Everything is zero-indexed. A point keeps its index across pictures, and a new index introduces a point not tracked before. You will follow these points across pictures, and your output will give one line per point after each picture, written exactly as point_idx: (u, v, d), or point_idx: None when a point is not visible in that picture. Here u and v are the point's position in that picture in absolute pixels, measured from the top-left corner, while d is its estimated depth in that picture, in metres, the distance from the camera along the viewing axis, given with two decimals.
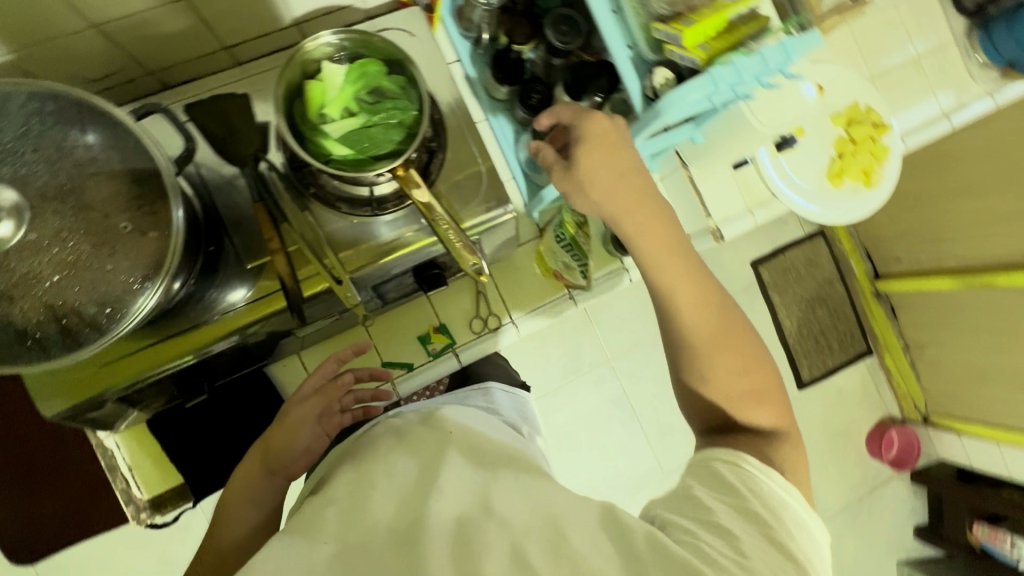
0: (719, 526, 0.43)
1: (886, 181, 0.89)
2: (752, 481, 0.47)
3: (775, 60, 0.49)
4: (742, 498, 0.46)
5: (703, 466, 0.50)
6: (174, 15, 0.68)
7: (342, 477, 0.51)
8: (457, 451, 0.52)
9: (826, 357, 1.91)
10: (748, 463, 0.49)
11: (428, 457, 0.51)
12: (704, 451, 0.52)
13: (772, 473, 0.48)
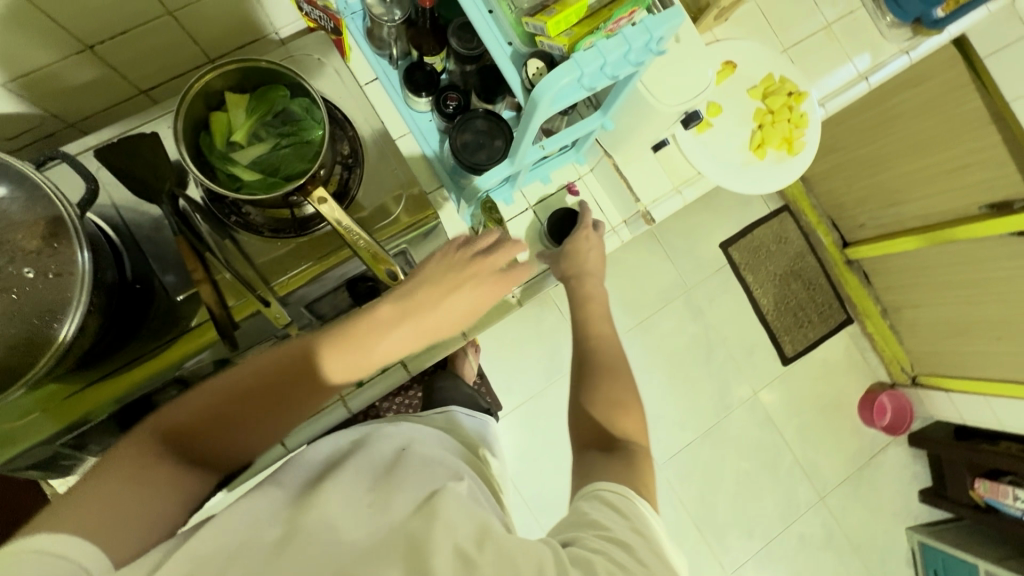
0: (618, 540, 0.47)
1: (808, 147, 0.91)
2: (635, 512, 0.51)
3: (638, 40, 0.51)
4: (629, 522, 0.49)
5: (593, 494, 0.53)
6: (82, 65, 0.70)
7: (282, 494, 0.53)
8: (409, 478, 0.56)
9: (808, 330, 1.93)
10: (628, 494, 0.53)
11: (378, 482, 0.54)
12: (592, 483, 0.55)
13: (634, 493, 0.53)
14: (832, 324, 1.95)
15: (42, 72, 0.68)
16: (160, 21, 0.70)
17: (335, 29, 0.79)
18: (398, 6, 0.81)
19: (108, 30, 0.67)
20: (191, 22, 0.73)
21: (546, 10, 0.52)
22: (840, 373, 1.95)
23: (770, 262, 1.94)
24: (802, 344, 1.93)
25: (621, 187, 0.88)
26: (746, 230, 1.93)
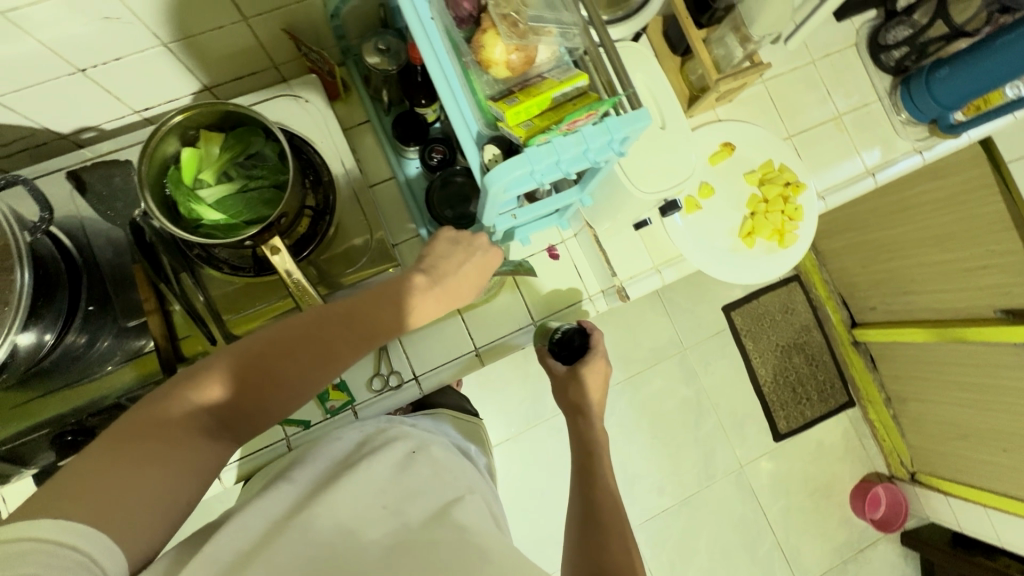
0: None
1: (800, 241, 0.87)
2: None
3: (596, 140, 0.49)
4: None
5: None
6: (75, 86, 0.72)
7: (278, 492, 0.53)
8: (425, 480, 0.58)
9: (805, 408, 1.86)
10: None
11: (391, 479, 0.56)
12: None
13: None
14: (832, 405, 1.87)
15: (33, 89, 0.70)
16: (152, 51, 0.71)
17: (330, 73, 0.83)
18: (393, 56, 0.78)
19: (100, 57, 0.69)
20: (185, 53, 0.75)
21: (509, 98, 0.51)
22: (834, 458, 1.85)
23: (773, 332, 1.87)
24: (797, 422, 1.84)
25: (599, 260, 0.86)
26: (751, 296, 1.87)
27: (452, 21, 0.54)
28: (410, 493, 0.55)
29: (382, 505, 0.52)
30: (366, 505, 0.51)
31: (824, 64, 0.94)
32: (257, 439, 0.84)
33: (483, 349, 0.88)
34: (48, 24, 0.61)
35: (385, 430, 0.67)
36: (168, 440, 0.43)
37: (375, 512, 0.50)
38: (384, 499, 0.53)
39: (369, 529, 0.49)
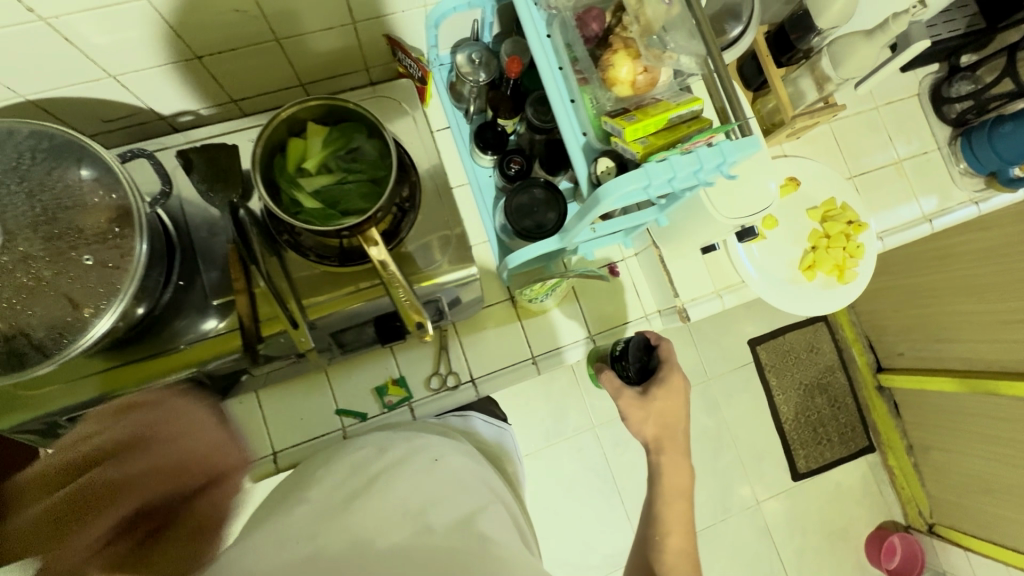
0: None
1: (859, 278, 0.89)
2: None
3: (711, 161, 0.51)
4: None
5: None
6: (187, 70, 0.75)
7: (317, 495, 0.58)
8: (447, 487, 0.62)
9: (824, 449, 1.84)
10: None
11: (417, 485, 0.60)
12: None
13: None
14: (854, 447, 1.85)
15: (151, 70, 0.73)
16: (266, 45, 0.75)
17: (421, 79, 0.83)
18: (484, 68, 0.84)
19: (218, 45, 0.72)
20: (294, 50, 0.79)
21: (627, 115, 0.54)
22: (851, 502, 1.83)
23: (797, 369, 1.87)
24: (817, 463, 1.82)
25: (662, 281, 0.87)
26: (777, 331, 1.86)
27: (574, 39, 0.58)
28: (433, 499, 0.59)
29: (402, 511, 0.56)
30: (387, 513, 0.55)
31: (887, 110, 0.98)
32: (313, 428, 0.84)
33: (541, 359, 0.89)
34: (184, 10, 0.64)
35: (408, 437, 0.70)
36: (164, 492, 0.49)
37: (399, 518, 0.55)
38: (406, 505, 0.57)
39: (387, 537, 0.53)
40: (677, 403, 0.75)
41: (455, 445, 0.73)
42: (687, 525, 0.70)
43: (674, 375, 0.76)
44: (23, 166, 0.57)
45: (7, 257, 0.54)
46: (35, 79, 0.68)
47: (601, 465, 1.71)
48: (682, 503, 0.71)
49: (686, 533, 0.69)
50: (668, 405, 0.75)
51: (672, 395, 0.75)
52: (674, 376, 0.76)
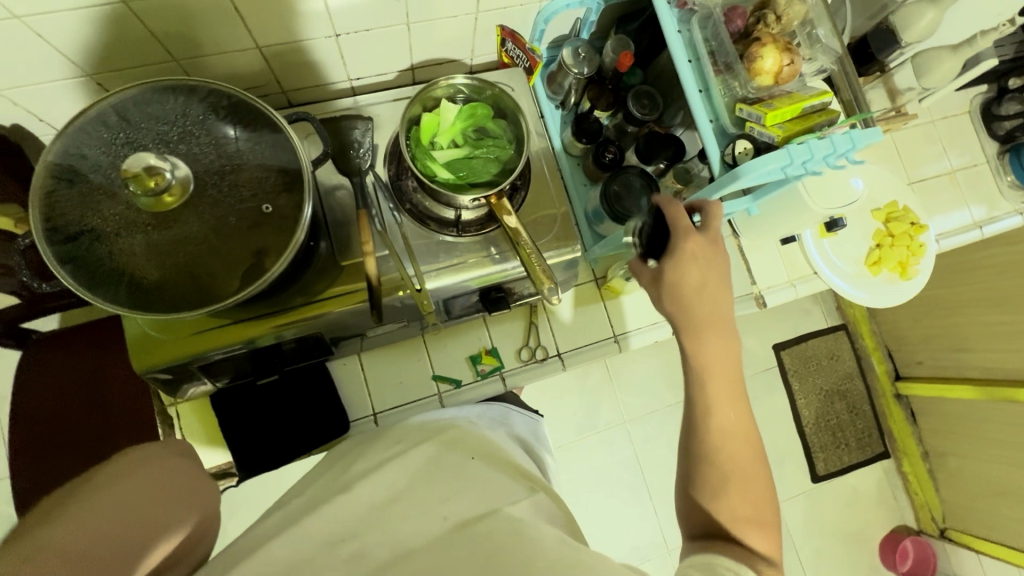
0: None
1: (921, 274, 0.96)
2: None
3: (842, 145, 0.57)
4: None
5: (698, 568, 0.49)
6: (322, 47, 0.80)
7: (364, 485, 0.58)
8: (486, 477, 0.60)
9: (844, 454, 1.73)
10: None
11: (456, 475, 0.59)
12: (696, 553, 0.51)
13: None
14: (869, 453, 1.75)
15: (291, 45, 0.77)
16: (396, 28, 0.80)
17: (528, 69, 0.90)
18: (586, 63, 0.89)
19: (356, 25, 0.77)
20: (418, 35, 0.84)
21: (764, 102, 0.61)
22: (865, 507, 1.74)
23: (817, 376, 1.73)
24: (835, 466, 1.71)
25: (740, 269, 0.95)
26: (801, 337, 1.73)
27: (713, 34, 0.65)
28: (468, 488, 0.57)
29: (431, 504, 0.54)
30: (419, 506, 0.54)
31: (942, 124, 1.06)
32: (413, 392, 0.91)
33: (623, 337, 0.96)
34: None
35: (445, 430, 0.70)
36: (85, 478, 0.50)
37: (426, 513, 0.53)
38: (435, 497, 0.55)
39: (417, 528, 0.52)
40: (718, 262, 0.64)
41: (484, 439, 0.71)
42: (737, 391, 0.60)
43: (694, 241, 0.64)
44: (206, 120, 0.62)
45: (198, 202, 0.60)
46: (189, 47, 0.71)
47: (632, 465, 1.50)
48: (728, 372, 0.60)
49: (739, 407, 0.59)
50: (709, 273, 0.64)
51: (700, 263, 0.64)
52: (693, 240, 0.64)
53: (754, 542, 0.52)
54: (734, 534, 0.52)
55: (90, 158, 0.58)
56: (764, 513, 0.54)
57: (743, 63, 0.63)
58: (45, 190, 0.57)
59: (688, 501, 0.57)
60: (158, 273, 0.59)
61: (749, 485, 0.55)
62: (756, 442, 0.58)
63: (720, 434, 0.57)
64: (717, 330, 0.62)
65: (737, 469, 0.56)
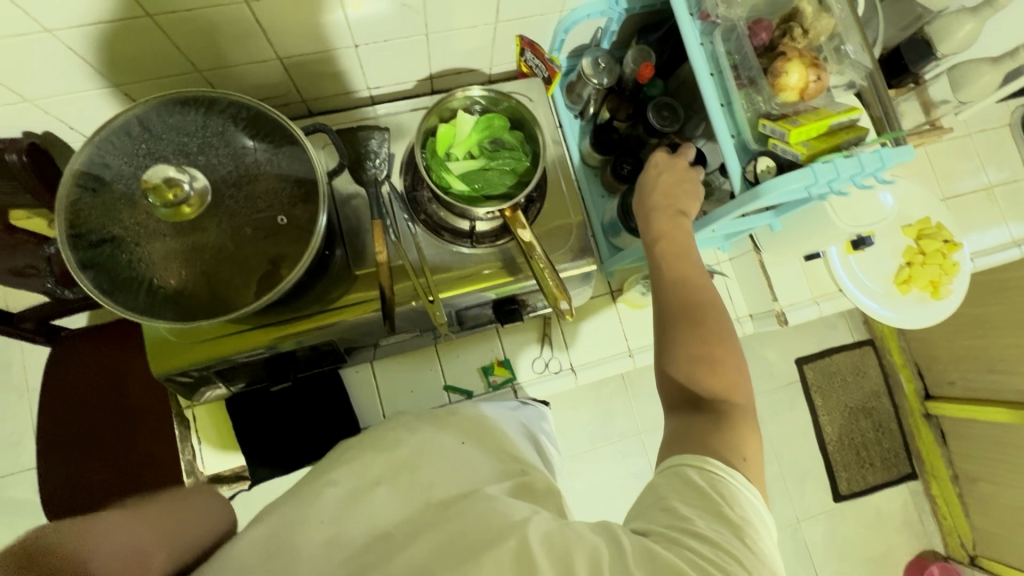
0: (699, 534, 0.44)
1: (954, 294, 0.92)
2: (720, 485, 0.48)
3: (871, 165, 0.55)
4: (715, 503, 0.47)
5: (673, 474, 0.50)
6: (341, 58, 0.80)
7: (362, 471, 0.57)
8: (469, 459, 0.59)
9: (867, 472, 1.67)
10: (714, 467, 0.50)
11: (439, 459, 0.57)
12: (670, 457, 0.53)
13: (740, 477, 0.49)
14: (895, 474, 1.70)
15: (312, 56, 0.78)
16: (416, 39, 0.80)
17: (547, 80, 0.89)
18: (607, 73, 0.87)
19: (376, 36, 0.77)
20: (437, 45, 0.84)
21: (788, 119, 0.59)
22: (890, 529, 1.68)
23: (843, 393, 1.68)
24: (859, 486, 1.65)
25: (761, 285, 0.91)
26: (825, 351, 1.68)
27: (736, 48, 0.63)
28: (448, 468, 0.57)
29: (408, 488, 0.54)
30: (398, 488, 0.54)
31: (980, 137, 1.01)
32: (424, 401, 0.91)
33: (637, 350, 0.93)
34: (359, 2, 0.70)
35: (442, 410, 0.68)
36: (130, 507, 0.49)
37: (404, 495, 0.53)
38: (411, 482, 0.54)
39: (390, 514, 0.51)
40: (681, 175, 0.72)
41: (480, 414, 0.68)
42: (692, 259, 0.66)
43: (659, 160, 0.74)
44: (223, 130, 0.62)
45: (214, 212, 0.60)
46: (212, 57, 0.72)
47: (645, 477, 1.47)
48: (684, 254, 0.66)
49: (687, 263, 0.65)
50: (676, 180, 0.72)
51: (673, 177, 0.72)
52: (658, 159, 0.74)
53: (711, 386, 0.57)
54: (695, 377, 0.58)
55: (113, 168, 0.59)
56: (722, 359, 0.59)
57: (767, 78, 0.61)
58: (70, 197, 0.58)
59: (662, 369, 0.61)
60: (173, 280, 0.60)
61: (711, 332, 0.60)
62: (715, 301, 0.62)
63: (676, 293, 0.63)
64: (674, 218, 0.69)
65: (702, 322, 0.60)
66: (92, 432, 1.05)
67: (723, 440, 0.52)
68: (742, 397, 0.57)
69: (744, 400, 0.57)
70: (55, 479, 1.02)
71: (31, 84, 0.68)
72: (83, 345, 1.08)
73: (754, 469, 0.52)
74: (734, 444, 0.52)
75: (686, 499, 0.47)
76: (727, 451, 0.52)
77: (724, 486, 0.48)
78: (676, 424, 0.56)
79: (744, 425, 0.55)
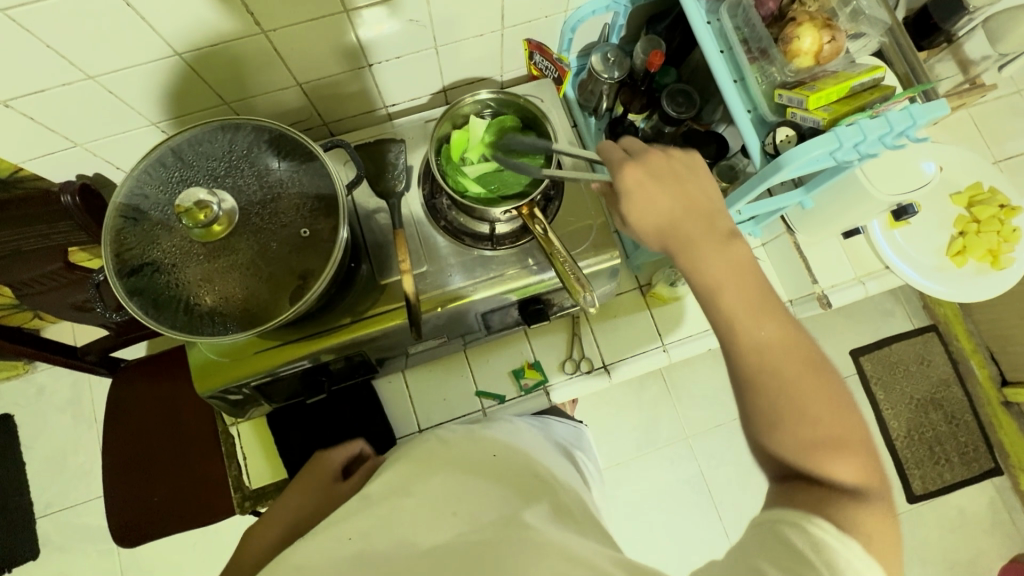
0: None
1: (1017, 263, 0.85)
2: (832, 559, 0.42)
3: (900, 124, 0.52)
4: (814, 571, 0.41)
5: (772, 535, 0.44)
6: (357, 78, 0.83)
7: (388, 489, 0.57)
8: (494, 487, 0.57)
9: (942, 470, 1.47)
10: (823, 529, 0.43)
11: (472, 483, 0.57)
12: (765, 514, 0.47)
13: (856, 547, 0.42)
14: (976, 471, 1.48)
15: (329, 79, 0.82)
16: (426, 53, 0.83)
17: (558, 80, 0.89)
18: (617, 66, 0.86)
19: (389, 54, 0.80)
20: (447, 57, 0.86)
21: (805, 86, 0.56)
22: (977, 533, 1.44)
23: (906, 383, 1.51)
24: (936, 485, 1.46)
25: (799, 269, 0.87)
26: (883, 341, 1.51)
27: (744, 21, 0.62)
28: (474, 502, 0.55)
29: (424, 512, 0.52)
30: (424, 511, 0.53)
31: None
32: (456, 409, 0.90)
33: (671, 343, 0.91)
34: (368, 24, 0.73)
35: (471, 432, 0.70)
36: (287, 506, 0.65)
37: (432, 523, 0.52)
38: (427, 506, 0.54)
39: (432, 536, 0.51)
40: (681, 178, 0.58)
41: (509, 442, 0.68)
42: (772, 305, 0.52)
43: (636, 176, 0.57)
44: (247, 153, 0.66)
45: (242, 231, 0.63)
46: (237, 89, 0.77)
47: (699, 485, 1.40)
48: (736, 275, 0.53)
49: (762, 314, 0.51)
50: (681, 198, 0.56)
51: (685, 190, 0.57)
52: (634, 174, 0.57)
53: (840, 472, 0.46)
54: (808, 461, 0.47)
55: (150, 198, 0.63)
56: (843, 434, 0.47)
57: (778, 48, 0.60)
58: (114, 228, 0.62)
59: (751, 437, 0.50)
60: (208, 298, 0.63)
61: (814, 413, 0.47)
62: (815, 357, 0.49)
63: (772, 352, 0.49)
64: (720, 242, 0.54)
65: (801, 395, 0.47)
66: (153, 456, 1.11)
67: (844, 517, 0.44)
68: (880, 480, 0.47)
69: (879, 483, 0.47)
70: (124, 502, 1.08)
71: (80, 130, 0.74)
72: (138, 376, 1.14)
73: (890, 561, 0.44)
74: (874, 534, 0.44)
75: (775, 559, 0.42)
76: (848, 522, 0.43)
77: (835, 561, 0.42)
78: (780, 493, 0.48)
79: (885, 512, 0.45)
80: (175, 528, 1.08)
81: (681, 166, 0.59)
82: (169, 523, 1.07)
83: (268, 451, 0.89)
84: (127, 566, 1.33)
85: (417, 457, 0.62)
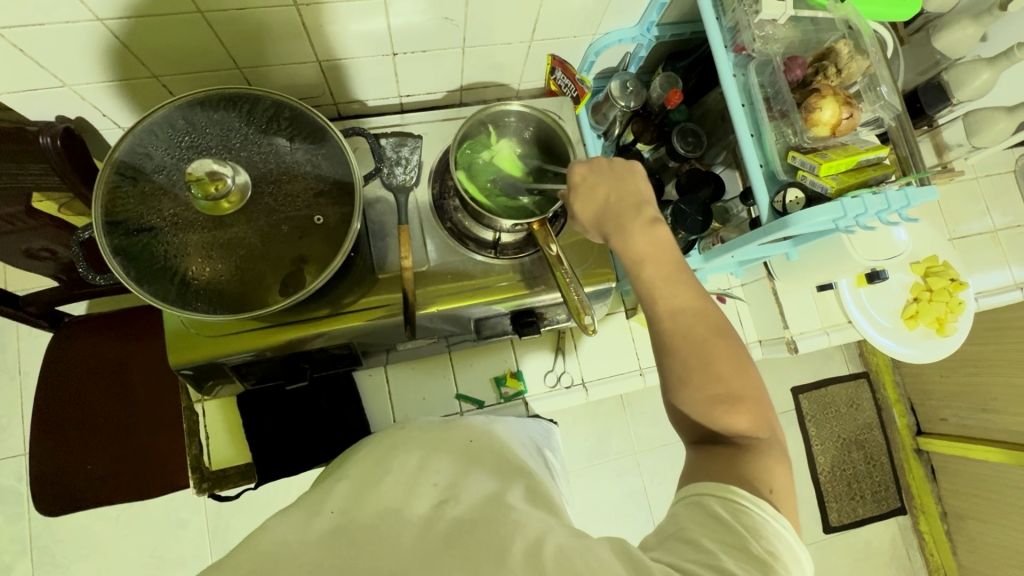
0: None
1: (958, 331, 0.96)
2: (744, 516, 0.45)
3: (897, 203, 0.57)
4: (738, 535, 0.43)
5: (697, 506, 0.47)
6: (378, 64, 0.81)
7: (358, 465, 0.54)
8: (472, 469, 0.52)
9: (857, 505, 1.55)
10: (741, 497, 0.46)
11: (452, 464, 0.52)
12: (689, 487, 0.49)
13: (769, 508, 0.46)
14: (885, 509, 1.57)
15: (350, 60, 0.79)
16: (452, 52, 0.82)
17: (576, 99, 0.88)
18: (634, 96, 0.89)
19: (414, 46, 0.79)
20: (471, 57, 0.85)
21: (818, 153, 0.61)
22: (878, 566, 1.55)
23: (837, 424, 1.56)
24: (849, 518, 1.54)
25: (773, 312, 0.94)
26: (822, 381, 1.55)
27: (769, 81, 0.66)
28: (453, 477, 0.50)
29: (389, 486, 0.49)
30: (401, 482, 0.49)
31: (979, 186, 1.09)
32: (434, 407, 0.93)
33: (648, 370, 0.96)
34: (401, 13, 0.72)
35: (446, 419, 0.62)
36: None
37: (410, 489, 0.48)
38: (392, 481, 0.49)
39: (415, 507, 0.46)
40: (620, 174, 0.62)
41: (490, 431, 0.61)
42: (682, 274, 0.56)
43: (582, 174, 0.62)
44: (264, 128, 0.63)
45: (252, 209, 0.61)
46: (255, 56, 0.74)
47: (639, 498, 1.38)
48: (658, 252, 0.57)
49: (675, 284, 0.56)
50: (616, 187, 0.61)
51: (613, 177, 0.62)
52: (581, 171, 0.63)
53: (734, 425, 0.51)
54: (710, 415, 0.51)
55: (154, 158, 0.60)
56: (742, 391, 0.52)
57: (799, 113, 0.64)
58: (109, 185, 0.58)
59: (668, 401, 0.55)
60: (203, 272, 0.60)
61: (718, 368, 0.52)
62: (724, 326, 0.54)
63: (678, 320, 0.54)
64: (645, 225, 0.58)
65: (708, 354, 0.52)
66: (87, 422, 1.03)
67: (748, 469, 0.48)
68: (768, 429, 0.52)
69: (769, 432, 0.52)
70: (50, 468, 1.00)
71: (72, 67, 0.69)
72: (87, 334, 1.06)
73: (784, 502, 0.48)
74: (760, 473, 0.48)
75: (711, 534, 0.43)
76: (754, 478, 0.48)
77: (752, 520, 0.44)
78: (697, 457, 0.52)
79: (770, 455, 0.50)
80: (105, 500, 1.00)
81: (624, 167, 0.63)
82: (99, 495, 1.00)
83: (234, 432, 0.88)
84: (36, 534, 1.23)
85: (384, 445, 0.56)
